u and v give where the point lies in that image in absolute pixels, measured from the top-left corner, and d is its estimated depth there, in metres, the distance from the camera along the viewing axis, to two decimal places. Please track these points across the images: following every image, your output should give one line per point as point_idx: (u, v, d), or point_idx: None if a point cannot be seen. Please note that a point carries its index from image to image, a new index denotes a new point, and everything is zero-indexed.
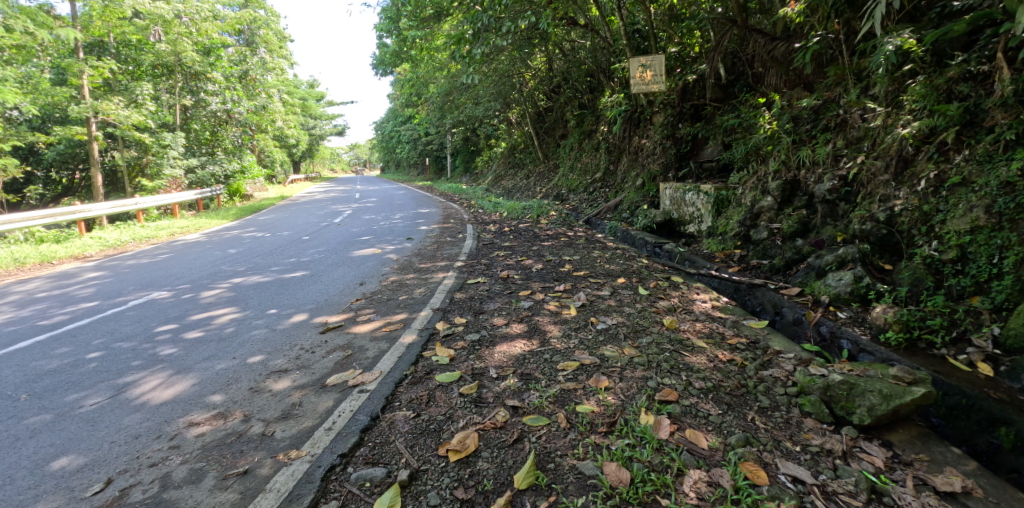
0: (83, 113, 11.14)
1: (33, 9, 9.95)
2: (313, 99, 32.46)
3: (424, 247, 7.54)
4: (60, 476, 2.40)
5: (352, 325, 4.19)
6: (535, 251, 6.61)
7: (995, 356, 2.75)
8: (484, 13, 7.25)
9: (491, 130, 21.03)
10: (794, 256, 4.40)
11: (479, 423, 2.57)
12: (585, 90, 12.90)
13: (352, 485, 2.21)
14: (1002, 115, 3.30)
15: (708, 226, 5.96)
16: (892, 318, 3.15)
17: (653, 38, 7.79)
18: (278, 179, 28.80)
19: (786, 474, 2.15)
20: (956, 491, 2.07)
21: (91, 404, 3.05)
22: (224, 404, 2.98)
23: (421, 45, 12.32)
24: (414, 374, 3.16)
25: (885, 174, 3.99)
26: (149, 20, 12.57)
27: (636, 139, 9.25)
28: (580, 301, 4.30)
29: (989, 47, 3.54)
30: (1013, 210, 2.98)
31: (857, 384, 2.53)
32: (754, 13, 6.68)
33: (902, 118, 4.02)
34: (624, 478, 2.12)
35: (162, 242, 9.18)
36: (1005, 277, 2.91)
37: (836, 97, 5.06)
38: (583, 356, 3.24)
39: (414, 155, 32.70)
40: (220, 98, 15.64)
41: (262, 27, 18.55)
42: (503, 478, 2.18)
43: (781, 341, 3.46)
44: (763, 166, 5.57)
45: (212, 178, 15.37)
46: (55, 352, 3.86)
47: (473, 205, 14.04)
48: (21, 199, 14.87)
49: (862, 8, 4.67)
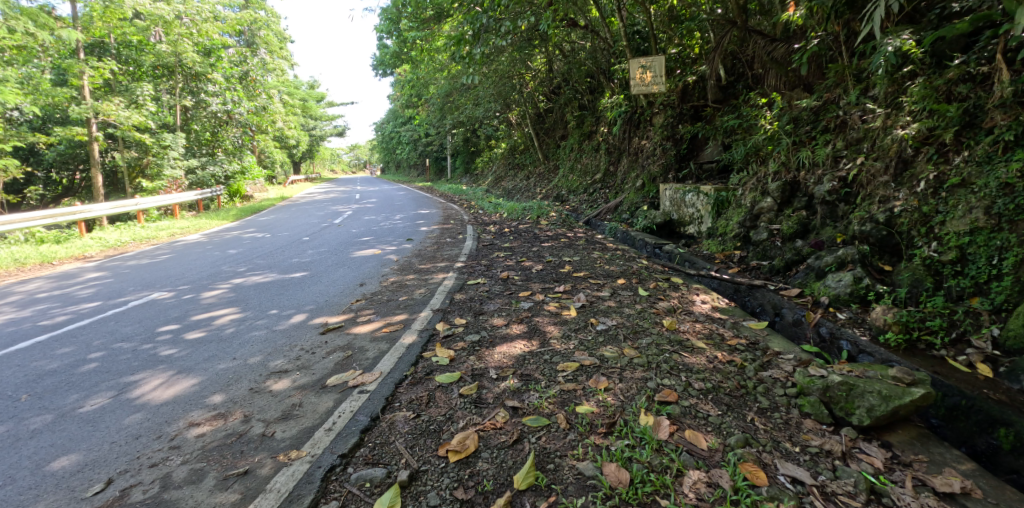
0: (84, 114, 11.17)
1: (34, 10, 10.06)
2: (313, 99, 32.52)
3: (424, 247, 7.61)
4: (60, 476, 2.41)
5: (353, 325, 4.21)
6: (535, 251, 6.66)
7: (995, 357, 2.76)
8: (484, 14, 7.24)
9: (491, 131, 20.99)
10: (795, 257, 4.42)
11: (479, 423, 2.58)
12: (585, 91, 12.95)
13: (352, 485, 2.21)
14: (1001, 116, 3.29)
15: (707, 227, 5.98)
16: (892, 319, 3.15)
17: (653, 39, 7.73)
18: (279, 179, 28.94)
19: (786, 474, 2.15)
20: (955, 491, 2.07)
21: (92, 404, 3.06)
22: (225, 404, 2.99)
23: (421, 45, 12.15)
24: (414, 374, 3.17)
25: (885, 175, 3.99)
26: (149, 21, 12.59)
27: (636, 139, 9.28)
28: (580, 302, 4.31)
29: (989, 47, 3.53)
30: (1012, 211, 2.98)
31: (856, 384, 2.54)
32: (754, 15, 6.69)
33: (902, 119, 4.00)
34: (623, 479, 2.12)
35: (163, 242, 9.24)
36: (1005, 278, 2.92)
37: (836, 98, 5.06)
38: (583, 357, 3.25)
39: (415, 156, 32.90)
40: (221, 99, 15.62)
41: (262, 28, 18.59)
42: (503, 478, 2.19)
43: (781, 341, 3.48)
44: (763, 167, 5.58)
45: (212, 178, 15.44)
46: (56, 352, 3.87)
47: (473, 205, 14.26)
48: (22, 199, 14.97)
49: (862, 10, 4.65)
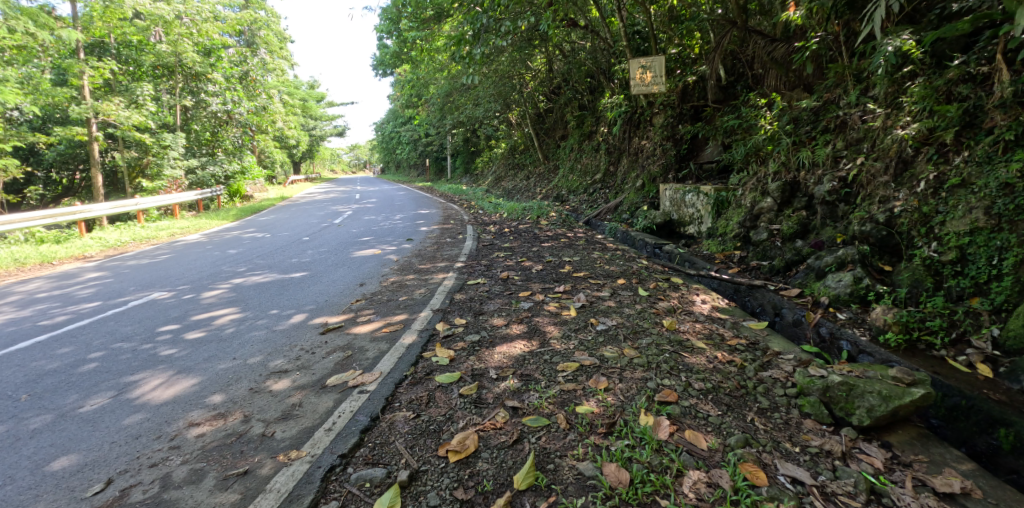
0: (84, 114, 11.17)
1: (34, 10, 10.07)
2: (313, 99, 32.51)
3: (423, 247, 7.62)
4: (60, 476, 2.41)
5: (353, 325, 4.21)
6: (534, 252, 6.66)
7: (995, 357, 2.77)
8: (484, 14, 7.24)
9: (492, 131, 20.98)
10: (795, 257, 4.42)
11: (479, 423, 2.58)
12: (585, 91, 12.94)
13: (352, 485, 2.21)
14: (1001, 117, 3.30)
15: (708, 227, 5.98)
16: (892, 319, 3.15)
17: (653, 39, 7.73)
18: (279, 179, 28.95)
19: (786, 474, 2.15)
20: (956, 491, 2.07)
21: (92, 404, 3.06)
22: (225, 404, 2.99)
23: (421, 45, 12.16)
24: (414, 374, 3.17)
25: (885, 175, 3.99)
26: (149, 21, 12.59)
27: (636, 139, 9.28)
28: (580, 302, 4.31)
29: (989, 48, 3.53)
30: (1012, 211, 2.98)
31: (856, 385, 2.54)
32: (754, 15, 6.69)
33: (901, 119, 4.00)
34: (623, 479, 2.12)
35: (163, 242, 9.24)
36: (1005, 278, 2.92)
37: (836, 98, 5.06)
38: (583, 357, 3.25)
39: (415, 156, 32.90)
40: (221, 98, 15.62)
41: (263, 28, 18.60)
42: (503, 478, 2.19)
43: (781, 341, 3.48)
44: (763, 167, 5.58)
45: (212, 178, 15.45)
46: (56, 352, 3.87)
47: (473, 205, 14.27)
48: (22, 199, 14.98)
49: (862, 10, 4.66)
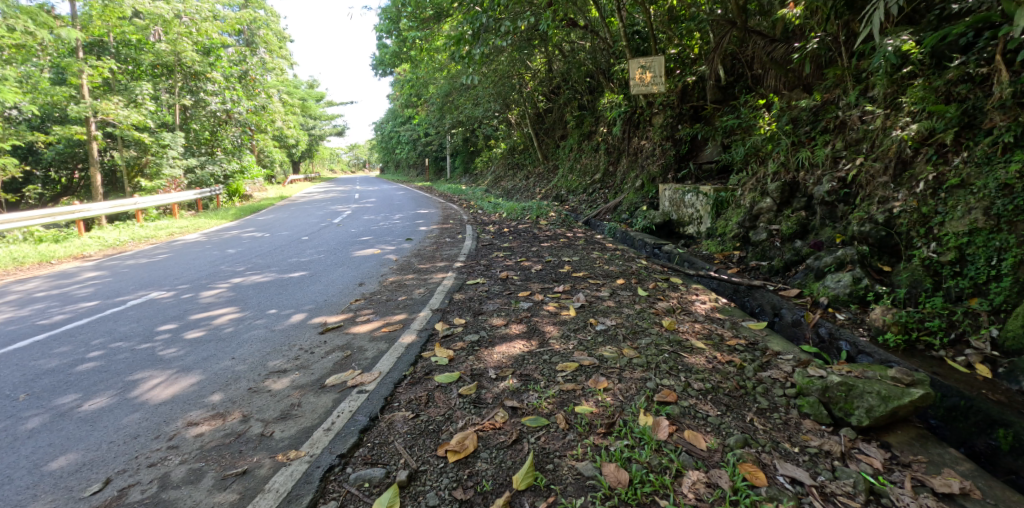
0: (83, 113, 11.16)
1: (33, 9, 10.06)
2: (313, 99, 32.50)
3: (423, 247, 7.60)
4: (58, 476, 2.40)
5: (352, 325, 4.20)
6: (534, 251, 6.66)
7: (993, 358, 2.77)
8: (484, 14, 7.26)
9: (491, 131, 20.95)
10: (794, 258, 4.43)
11: (479, 423, 2.58)
12: (585, 91, 12.93)
13: (352, 485, 2.21)
14: (1000, 117, 3.29)
15: (707, 227, 5.97)
16: (891, 319, 3.15)
17: (653, 39, 7.72)
18: (279, 179, 28.98)
19: (785, 475, 2.15)
20: (954, 492, 2.07)
21: (91, 404, 3.05)
22: (224, 404, 2.98)
23: (421, 45, 12.17)
24: (413, 374, 3.17)
25: (884, 176, 3.99)
26: (149, 20, 12.58)
27: (636, 139, 9.25)
28: (579, 302, 4.31)
29: (987, 49, 3.53)
30: (1011, 212, 2.98)
31: (855, 385, 2.54)
32: (754, 15, 6.67)
33: (901, 120, 4.00)
34: (622, 479, 2.12)
35: (162, 241, 9.21)
36: (1004, 279, 2.93)
37: (836, 98, 5.05)
38: (583, 357, 3.25)
39: (414, 155, 32.90)
40: (220, 98, 15.60)
41: (262, 27, 18.61)
42: (502, 478, 2.19)
43: (780, 342, 3.48)
44: (763, 168, 5.57)
45: (212, 177, 15.43)
46: (54, 352, 3.85)
47: (472, 205, 14.24)
48: (21, 199, 14.95)
49: (861, 11, 4.65)
